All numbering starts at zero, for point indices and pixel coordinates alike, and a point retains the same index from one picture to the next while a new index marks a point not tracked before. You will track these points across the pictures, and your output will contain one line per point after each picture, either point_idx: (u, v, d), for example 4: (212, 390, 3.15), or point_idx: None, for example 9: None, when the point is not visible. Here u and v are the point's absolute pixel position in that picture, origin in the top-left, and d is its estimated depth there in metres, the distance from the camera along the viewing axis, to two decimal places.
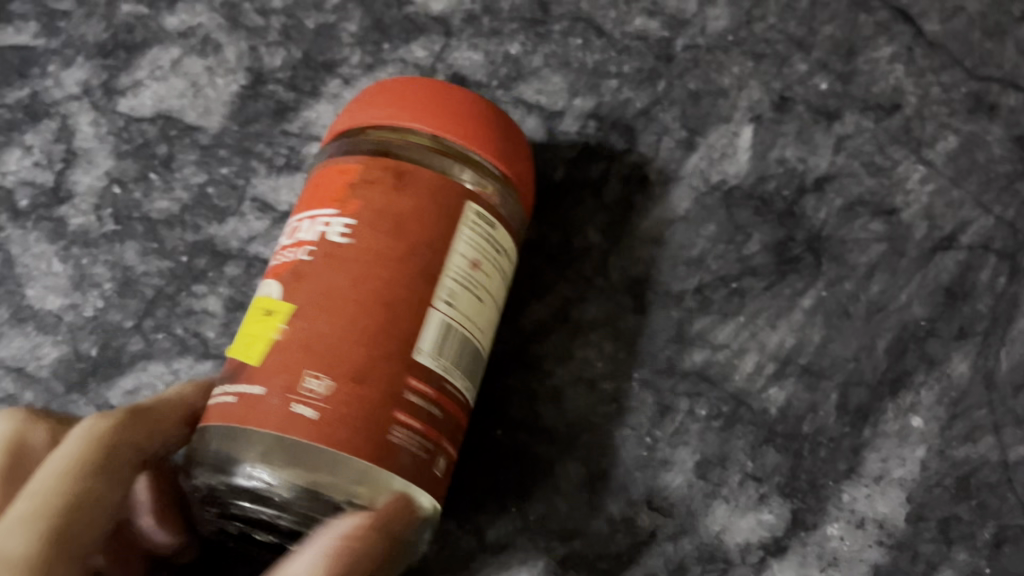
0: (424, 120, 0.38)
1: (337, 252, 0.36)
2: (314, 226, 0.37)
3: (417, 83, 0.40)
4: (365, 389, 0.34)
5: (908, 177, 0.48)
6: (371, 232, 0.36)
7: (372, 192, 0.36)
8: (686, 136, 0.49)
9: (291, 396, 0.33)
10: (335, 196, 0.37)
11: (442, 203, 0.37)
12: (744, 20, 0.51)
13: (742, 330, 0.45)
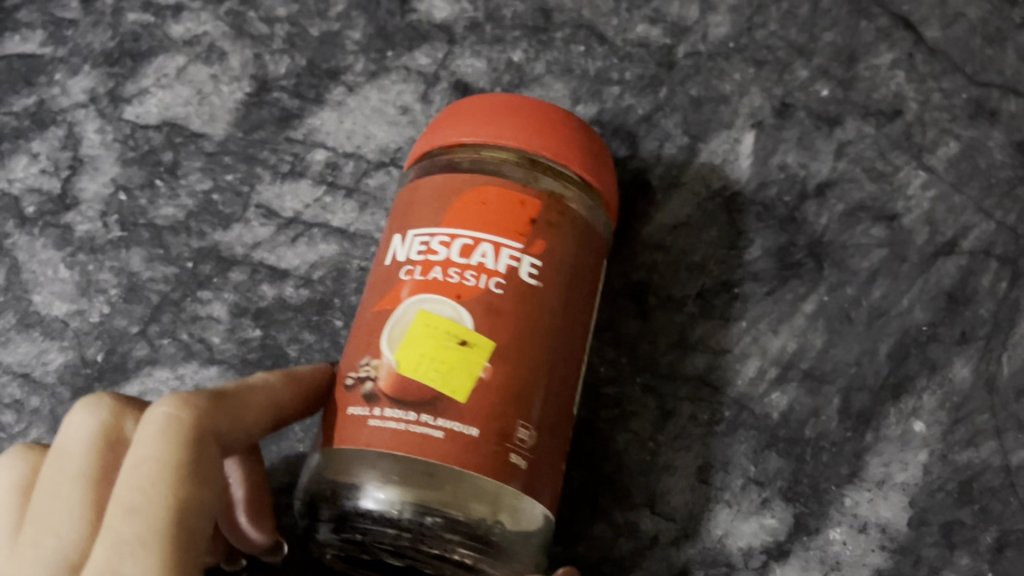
0: (551, 148, 0.37)
1: (533, 293, 0.34)
2: (497, 254, 0.34)
3: (528, 103, 0.38)
4: (524, 425, 0.34)
5: (909, 182, 0.48)
6: (514, 266, 0.34)
7: (510, 222, 0.35)
8: (688, 142, 0.49)
9: (509, 443, 0.33)
10: (520, 226, 0.35)
11: (572, 240, 0.36)
12: (745, 26, 0.51)
13: (744, 335, 0.45)
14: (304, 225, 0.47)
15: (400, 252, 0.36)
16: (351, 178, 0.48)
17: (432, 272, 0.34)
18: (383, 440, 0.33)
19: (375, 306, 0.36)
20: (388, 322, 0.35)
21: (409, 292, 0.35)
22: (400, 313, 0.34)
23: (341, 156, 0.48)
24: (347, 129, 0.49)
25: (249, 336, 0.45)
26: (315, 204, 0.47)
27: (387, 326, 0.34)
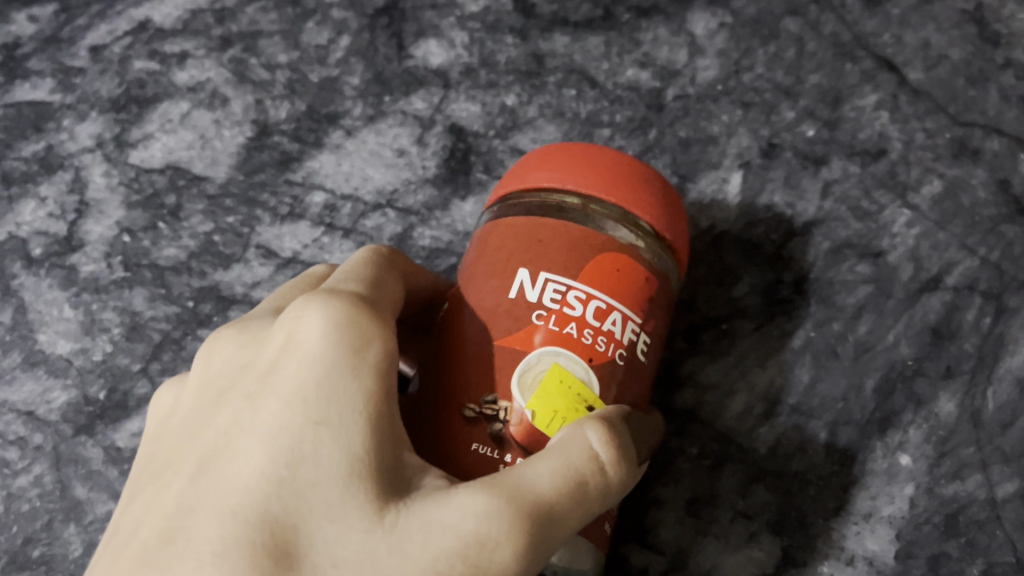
0: (670, 228, 0.36)
1: (640, 370, 0.34)
2: (625, 325, 0.33)
3: (646, 173, 0.37)
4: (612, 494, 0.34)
5: (894, 221, 0.49)
6: (634, 340, 0.33)
7: (637, 296, 0.33)
8: (677, 182, 0.51)
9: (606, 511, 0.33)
10: (643, 302, 0.34)
11: (665, 318, 0.36)
12: (733, 69, 0.53)
13: (733, 370, 0.46)
14: (302, 265, 0.49)
15: (526, 289, 0.33)
16: (349, 220, 0.49)
17: (569, 330, 0.32)
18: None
19: (487, 347, 0.33)
20: (518, 364, 0.32)
21: (542, 340, 0.32)
22: (532, 360, 0.32)
23: (339, 199, 0.50)
24: (345, 172, 0.50)
25: None
26: (313, 244, 0.49)
27: (516, 368, 0.32)
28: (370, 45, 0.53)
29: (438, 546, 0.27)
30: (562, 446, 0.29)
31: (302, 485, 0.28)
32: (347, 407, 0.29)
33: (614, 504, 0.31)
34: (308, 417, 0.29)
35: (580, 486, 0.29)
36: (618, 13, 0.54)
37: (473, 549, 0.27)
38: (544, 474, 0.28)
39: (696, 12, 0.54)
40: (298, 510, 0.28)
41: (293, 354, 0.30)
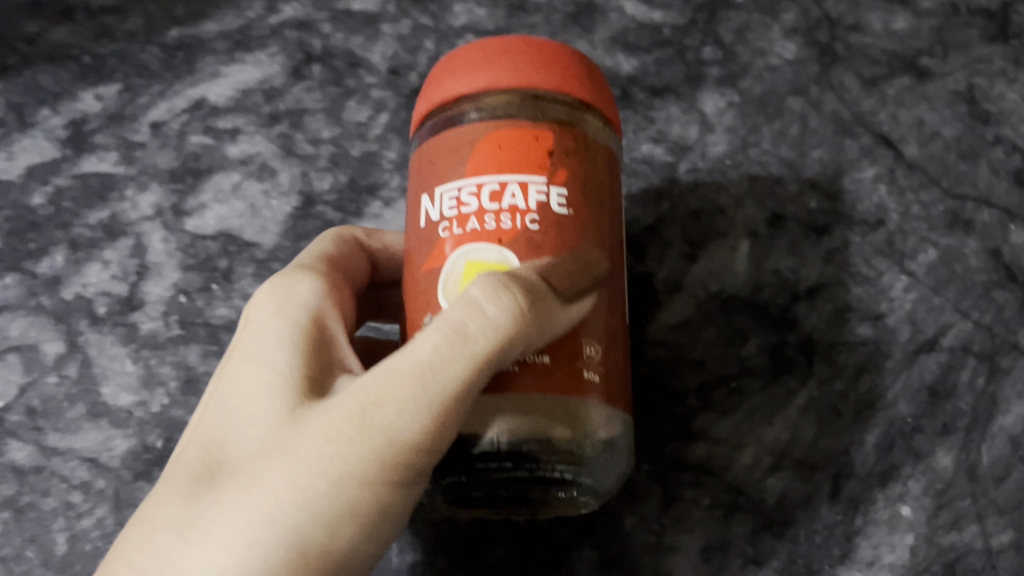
0: (549, 77, 0.39)
1: (566, 221, 0.38)
2: (526, 193, 0.37)
3: (514, 40, 0.40)
4: (590, 343, 0.38)
5: (892, 286, 0.52)
6: (543, 198, 0.37)
7: (529, 158, 0.37)
8: (688, 250, 0.54)
9: (578, 362, 0.37)
10: (542, 160, 0.37)
11: (586, 161, 0.39)
12: (740, 145, 0.57)
13: (741, 426, 0.50)
14: None
15: (433, 212, 0.39)
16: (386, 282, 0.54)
17: (471, 225, 0.37)
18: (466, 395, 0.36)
19: (422, 267, 0.39)
20: (440, 278, 0.37)
21: (452, 248, 0.37)
22: (449, 269, 0.37)
23: None
24: None
25: None
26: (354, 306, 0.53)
27: (440, 281, 0.37)
28: (406, 122, 0.58)
29: (332, 418, 0.34)
30: (443, 314, 0.34)
31: (237, 404, 0.37)
32: (277, 345, 0.38)
33: (537, 340, 0.35)
34: (247, 358, 0.39)
35: (460, 339, 0.33)
36: (634, 93, 0.59)
37: (359, 413, 0.34)
38: (424, 337, 0.34)
39: (705, 92, 0.58)
40: (240, 423, 0.37)
41: (247, 326, 0.41)
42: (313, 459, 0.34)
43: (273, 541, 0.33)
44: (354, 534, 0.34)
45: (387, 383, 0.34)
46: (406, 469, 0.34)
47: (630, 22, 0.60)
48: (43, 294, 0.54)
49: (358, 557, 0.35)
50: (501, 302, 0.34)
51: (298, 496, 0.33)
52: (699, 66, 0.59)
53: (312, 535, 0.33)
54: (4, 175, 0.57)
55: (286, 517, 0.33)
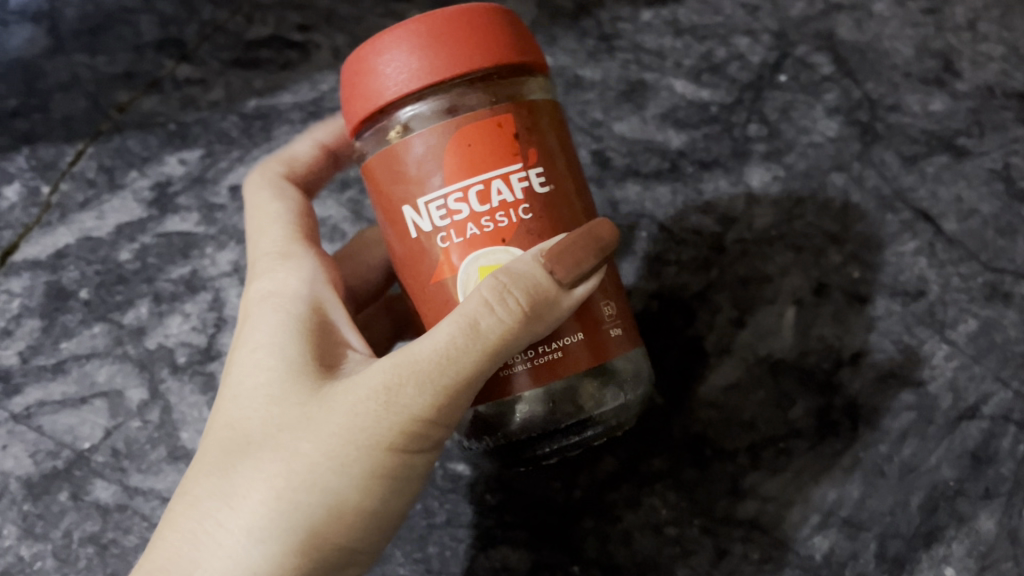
0: (485, 53, 0.39)
1: (550, 197, 0.41)
2: (509, 185, 0.40)
3: (437, 21, 0.39)
4: (605, 302, 0.42)
5: (933, 354, 0.55)
6: (525, 184, 0.40)
7: (501, 150, 0.39)
8: (737, 315, 0.57)
9: (602, 323, 0.42)
10: (513, 148, 0.40)
11: (543, 128, 0.41)
12: (786, 217, 0.59)
13: (790, 484, 0.53)
14: None
15: (422, 224, 0.41)
16: None
17: (468, 230, 0.40)
18: (524, 382, 0.40)
19: (429, 278, 0.41)
20: (457, 286, 0.40)
21: (458, 256, 0.40)
22: (464, 277, 0.40)
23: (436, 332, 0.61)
24: None
25: None
26: None
27: (458, 289, 0.40)
28: None
29: (358, 397, 0.38)
30: (457, 309, 0.38)
31: (256, 386, 0.41)
32: (285, 329, 0.42)
33: (553, 321, 0.39)
34: (261, 343, 0.42)
35: (473, 330, 0.38)
36: (683, 166, 0.61)
37: (385, 392, 0.38)
38: (444, 329, 0.38)
39: (752, 166, 0.61)
40: (262, 399, 0.40)
41: (253, 312, 0.44)
42: (342, 431, 0.38)
43: (314, 502, 0.37)
44: (383, 496, 0.39)
45: (406, 365, 0.38)
46: (427, 435, 0.39)
47: (679, 100, 0.63)
48: (128, 342, 0.58)
49: (385, 516, 0.39)
50: (508, 297, 0.38)
51: (333, 462, 0.37)
52: (745, 142, 0.61)
53: (347, 497, 0.38)
54: (94, 232, 0.61)
55: (325, 481, 0.37)
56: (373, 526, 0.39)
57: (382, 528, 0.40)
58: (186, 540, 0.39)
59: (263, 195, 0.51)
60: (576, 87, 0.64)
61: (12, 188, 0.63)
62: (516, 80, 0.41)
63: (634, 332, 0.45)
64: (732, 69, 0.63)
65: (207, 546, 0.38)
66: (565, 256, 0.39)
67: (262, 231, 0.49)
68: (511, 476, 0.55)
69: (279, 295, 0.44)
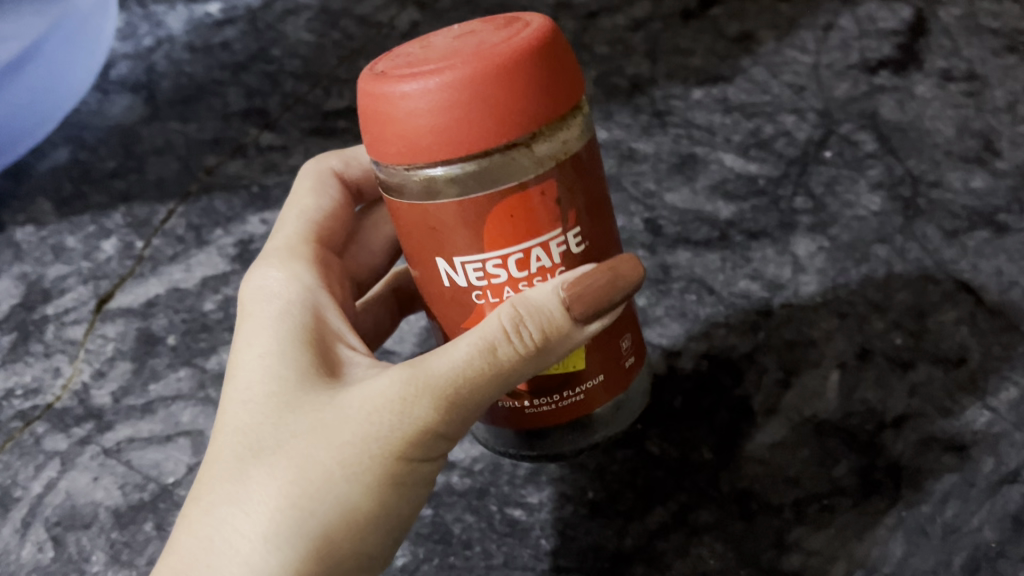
0: (526, 120, 0.38)
1: (582, 253, 0.44)
2: (548, 252, 0.43)
3: (474, 82, 0.37)
4: (624, 335, 0.48)
5: (975, 420, 0.56)
6: (562, 245, 0.43)
7: (541, 219, 0.41)
8: (783, 375, 0.60)
9: (619, 356, 0.48)
10: (552, 216, 0.42)
11: (581, 180, 0.42)
12: (830, 285, 0.62)
13: (833, 540, 0.53)
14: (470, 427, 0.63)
15: (457, 278, 0.43)
16: None
17: (505, 291, 0.43)
18: (548, 416, 0.48)
19: (462, 322, 0.45)
20: None
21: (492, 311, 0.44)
22: None
23: None
24: None
25: (422, 513, 0.59)
26: None
27: None
28: None
29: (374, 407, 0.41)
30: (480, 328, 0.42)
31: (268, 395, 0.43)
32: (294, 344, 0.45)
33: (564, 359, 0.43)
34: (273, 357, 0.45)
35: (492, 354, 0.41)
36: (732, 235, 0.66)
37: (401, 403, 0.41)
38: (461, 351, 0.41)
39: (798, 236, 0.65)
40: (273, 405, 0.42)
41: (259, 327, 0.47)
42: (354, 440, 0.41)
43: (327, 508, 0.40)
44: (391, 501, 0.42)
45: (417, 378, 0.41)
46: (431, 445, 0.42)
47: (728, 173, 0.68)
48: (210, 386, 0.61)
49: (389, 521, 0.42)
50: (529, 329, 0.41)
51: (346, 470, 0.40)
52: (792, 214, 0.66)
53: (359, 503, 0.41)
54: (182, 284, 0.66)
55: (339, 487, 0.40)
56: (380, 531, 0.42)
57: (384, 534, 0.42)
58: (200, 545, 0.40)
59: (304, 186, 0.61)
60: (630, 159, 0.71)
61: (109, 242, 0.68)
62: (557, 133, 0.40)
63: (639, 339, 0.50)
64: (779, 144, 0.69)
65: (222, 550, 0.40)
66: (587, 294, 0.42)
67: (284, 223, 0.58)
68: (565, 523, 0.57)
69: (280, 302, 0.49)
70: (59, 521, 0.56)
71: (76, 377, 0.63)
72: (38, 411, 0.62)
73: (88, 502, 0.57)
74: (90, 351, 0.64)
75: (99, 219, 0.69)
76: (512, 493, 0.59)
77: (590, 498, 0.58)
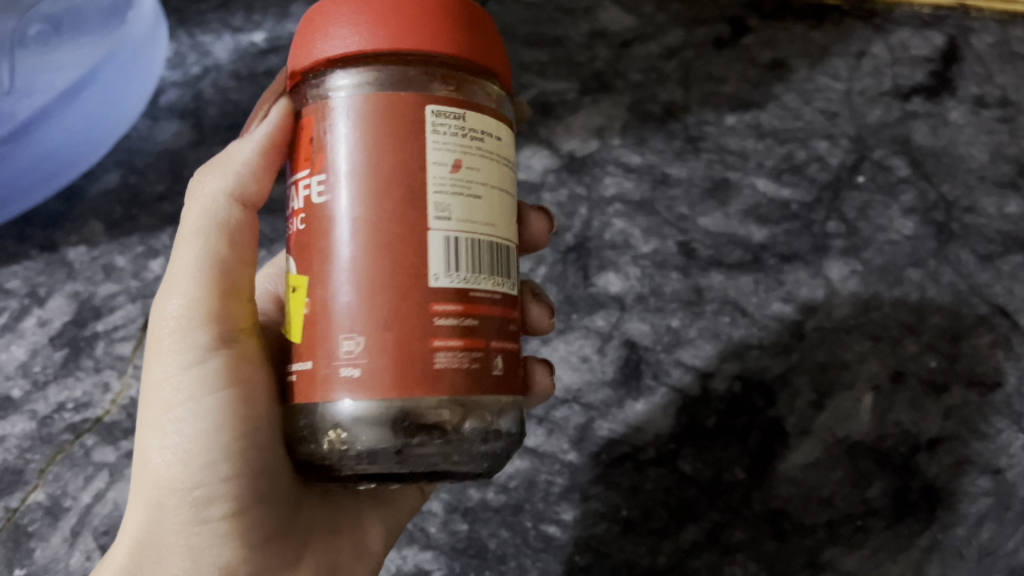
0: (317, 52, 0.41)
1: (320, 205, 0.40)
2: (297, 188, 0.42)
3: (313, 16, 0.42)
4: (349, 340, 0.38)
5: (1011, 442, 0.58)
6: (307, 186, 0.41)
7: (301, 152, 0.41)
8: (816, 398, 0.60)
9: (341, 356, 0.38)
10: (304, 153, 0.41)
11: (341, 127, 0.39)
12: (864, 307, 0.63)
13: (867, 561, 0.56)
14: None
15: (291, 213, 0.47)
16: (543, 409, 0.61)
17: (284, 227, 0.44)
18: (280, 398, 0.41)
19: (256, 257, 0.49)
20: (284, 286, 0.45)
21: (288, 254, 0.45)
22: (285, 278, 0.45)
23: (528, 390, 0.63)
24: None
25: (458, 527, 0.59)
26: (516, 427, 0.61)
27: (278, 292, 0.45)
28: (563, 274, 0.67)
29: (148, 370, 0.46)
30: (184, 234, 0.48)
31: None
32: None
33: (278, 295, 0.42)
34: None
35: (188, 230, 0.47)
36: (765, 258, 0.66)
37: (154, 352, 0.46)
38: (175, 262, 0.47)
39: (831, 259, 0.65)
40: None
41: None
42: (145, 401, 0.46)
43: (152, 456, 0.44)
44: (181, 428, 0.44)
45: (175, 299, 0.45)
46: (200, 354, 0.44)
47: (762, 198, 0.68)
48: None
49: (196, 442, 0.44)
50: (220, 197, 0.47)
51: (144, 429, 0.45)
52: (825, 238, 0.66)
53: (158, 446, 0.44)
54: None
55: (143, 446, 0.45)
56: (188, 458, 0.44)
57: (202, 455, 0.44)
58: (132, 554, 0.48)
59: None
60: (663, 184, 0.70)
61: (157, 262, 0.71)
62: (340, 79, 0.40)
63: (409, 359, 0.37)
64: (812, 169, 0.69)
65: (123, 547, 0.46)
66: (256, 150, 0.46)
67: None
68: (599, 540, 0.58)
69: None
70: (108, 529, 0.61)
71: (125, 392, 0.65)
72: (88, 424, 0.64)
73: None
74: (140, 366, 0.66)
75: (147, 240, 0.72)
76: (546, 509, 0.59)
77: (624, 515, 0.58)
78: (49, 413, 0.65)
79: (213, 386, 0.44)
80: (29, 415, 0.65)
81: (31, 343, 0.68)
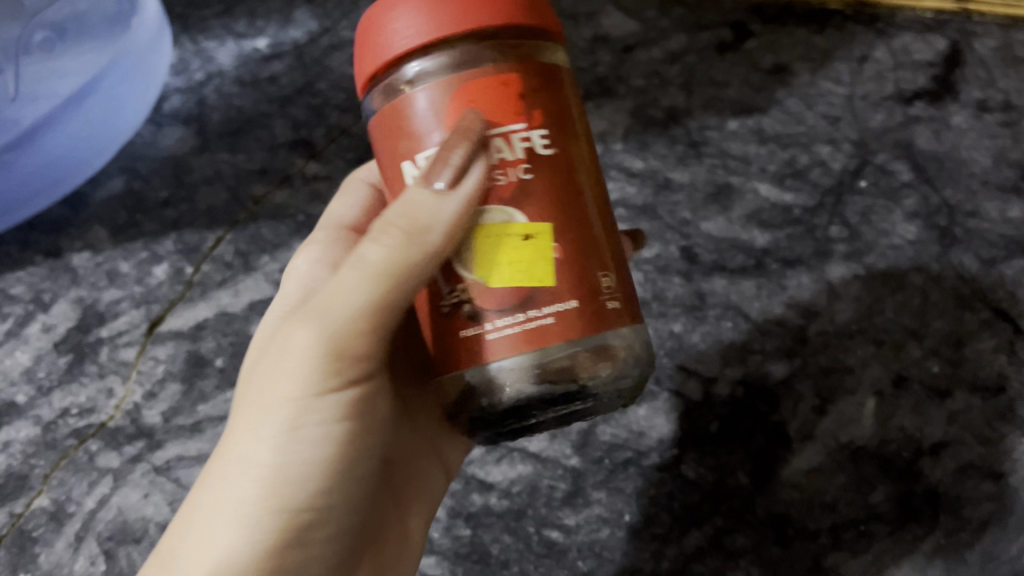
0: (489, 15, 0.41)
1: (554, 160, 0.42)
2: (510, 143, 0.41)
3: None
4: (606, 276, 0.42)
5: (1014, 447, 0.57)
6: (528, 142, 0.42)
7: (506, 107, 0.41)
8: (819, 402, 0.60)
9: (599, 293, 0.42)
10: (517, 106, 0.41)
11: (551, 89, 0.43)
12: (866, 312, 0.63)
13: (871, 566, 0.55)
14: (507, 449, 0.62)
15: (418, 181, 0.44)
16: None
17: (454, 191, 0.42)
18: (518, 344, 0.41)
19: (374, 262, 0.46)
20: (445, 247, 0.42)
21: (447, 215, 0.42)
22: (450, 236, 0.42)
23: None
24: None
25: (461, 533, 0.59)
26: None
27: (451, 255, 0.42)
28: None
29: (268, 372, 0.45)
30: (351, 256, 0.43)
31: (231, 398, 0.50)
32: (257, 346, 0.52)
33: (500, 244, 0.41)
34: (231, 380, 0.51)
35: (361, 259, 0.43)
36: (767, 263, 0.66)
37: (283, 359, 0.44)
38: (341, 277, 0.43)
39: (833, 264, 0.65)
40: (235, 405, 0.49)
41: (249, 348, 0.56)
42: (262, 407, 0.44)
43: (260, 469, 0.44)
44: (304, 452, 0.44)
45: (313, 309, 0.44)
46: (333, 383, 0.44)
47: (764, 203, 0.68)
48: None
49: (318, 470, 0.45)
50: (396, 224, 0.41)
51: (257, 436, 0.44)
52: (827, 242, 0.66)
53: (274, 460, 0.44)
54: (230, 307, 0.69)
55: (247, 453, 0.44)
56: (304, 484, 0.44)
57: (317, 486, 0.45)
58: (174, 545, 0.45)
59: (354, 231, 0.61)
60: (666, 189, 0.70)
61: (160, 268, 0.71)
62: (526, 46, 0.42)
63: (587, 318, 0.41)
64: (814, 174, 0.69)
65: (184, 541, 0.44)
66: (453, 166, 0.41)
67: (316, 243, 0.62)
68: (602, 545, 0.58)
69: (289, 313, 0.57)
70: (111, 535, 0.61)
71: (128, 398, 0.65)
72: (91, 429, 0.64)
73: (138, 517, 0.61)
74: (143, 372, 0.66)
75: (151, 246, 0.72)
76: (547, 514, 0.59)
77: (627, 521, 0.58)
78: (53, 419, 0.65)
79: (338, 420, 0.45)
80: (33, 420, 0.65)
81: (36, 349, 0.68)
